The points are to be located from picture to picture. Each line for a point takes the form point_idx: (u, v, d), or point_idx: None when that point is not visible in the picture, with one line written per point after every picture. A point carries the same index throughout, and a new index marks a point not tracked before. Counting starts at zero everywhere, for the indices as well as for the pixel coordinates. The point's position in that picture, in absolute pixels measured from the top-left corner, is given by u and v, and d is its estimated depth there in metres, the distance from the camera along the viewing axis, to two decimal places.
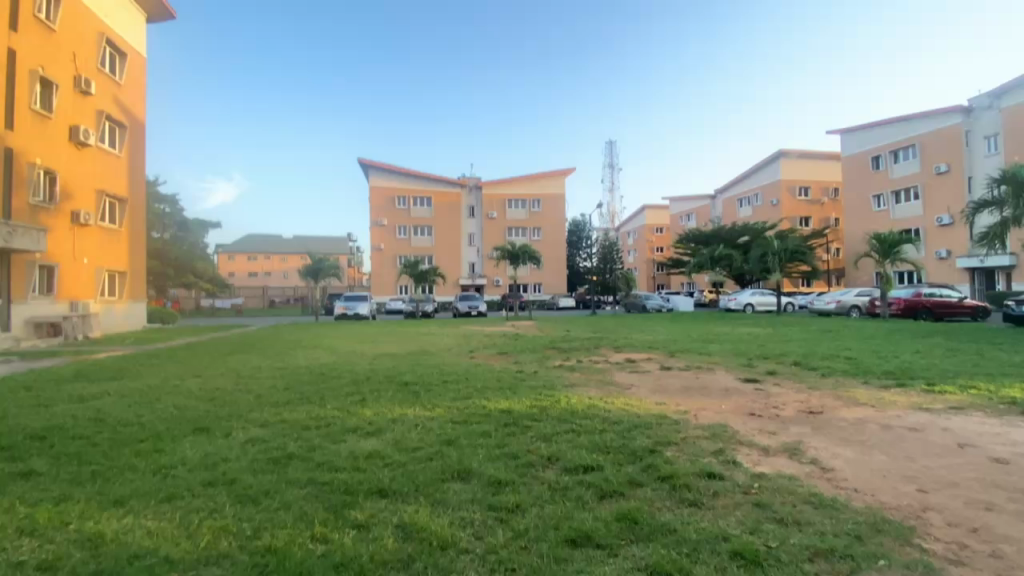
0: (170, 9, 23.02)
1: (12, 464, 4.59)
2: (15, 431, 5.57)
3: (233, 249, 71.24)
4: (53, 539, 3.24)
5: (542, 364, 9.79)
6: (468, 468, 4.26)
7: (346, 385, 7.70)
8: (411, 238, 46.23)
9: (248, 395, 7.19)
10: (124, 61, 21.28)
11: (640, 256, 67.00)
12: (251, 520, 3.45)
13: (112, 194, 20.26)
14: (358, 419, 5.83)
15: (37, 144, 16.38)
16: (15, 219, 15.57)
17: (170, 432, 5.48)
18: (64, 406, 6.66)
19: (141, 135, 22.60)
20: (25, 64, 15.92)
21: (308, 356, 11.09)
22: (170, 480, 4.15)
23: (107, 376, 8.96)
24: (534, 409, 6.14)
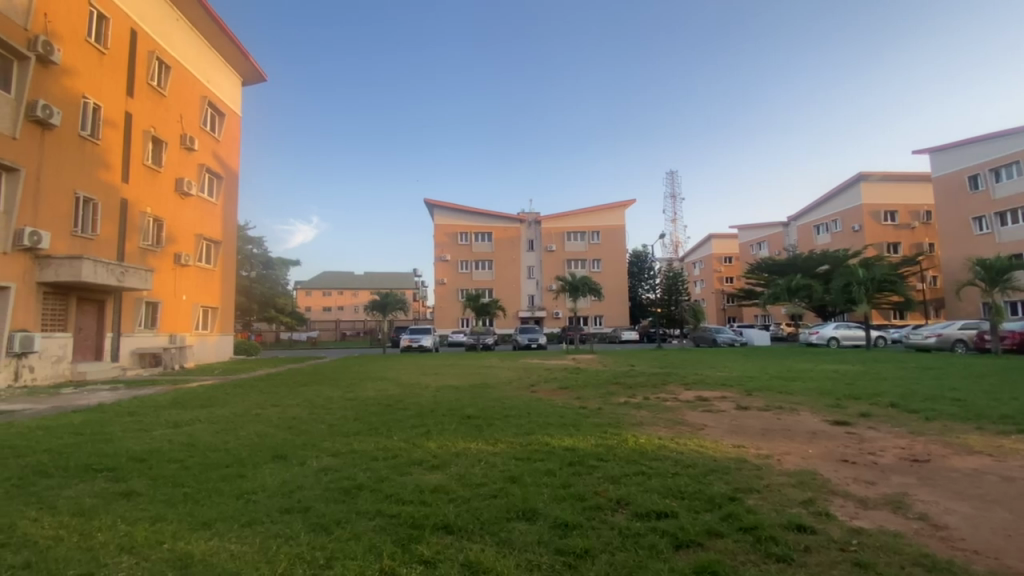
0: (261, 71, 25.80)
1: (116, 484, 5.03)
2: (120, 453, 6.12)
3: (311, 285, 76.55)
4: (148, 556, 3.48)
5: (607, 400, 9.45)
6: (533, 507, 4.16)
7: (410, 418, 7.81)
8: (472, 272, 47.37)
9: (321, 424, 7.51)
10: (222, 120, 24.00)
11: (707, 287, 64.38)
12: (325, 549, 3.54)
13: (209, 237, 22.59)
14: (423, 451, 5.90)
15: (147, 195, 18.58)
16: (127, 260, 17.57)
17: (252, 458, 5.82)
18: (162, 431, 7.26)
19: (234, 184, 25.11)
20: (141, 125, 18.30)
21: (376, 388, 11.43)
22: (251, 505, 4.37)
23: (198, 404, 9.70)
24: (599, 447, 5.94)
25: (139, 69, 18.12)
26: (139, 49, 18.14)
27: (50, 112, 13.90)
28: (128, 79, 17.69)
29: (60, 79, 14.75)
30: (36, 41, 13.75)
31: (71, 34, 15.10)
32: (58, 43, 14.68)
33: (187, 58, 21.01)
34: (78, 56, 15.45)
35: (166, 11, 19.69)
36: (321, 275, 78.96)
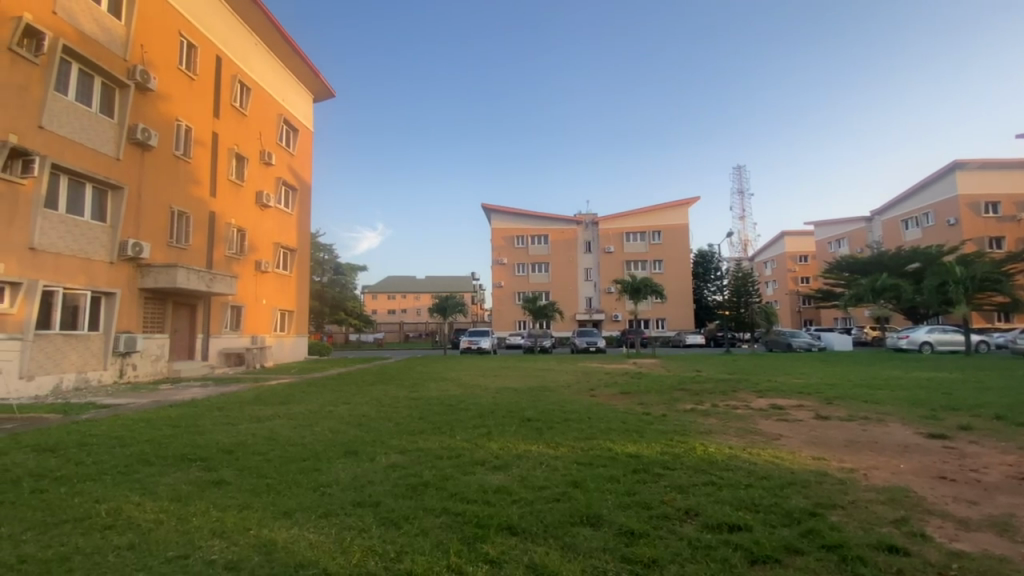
0: (330, 87, 27.32)
1: (209, 473, 5.50)
2: (211, 445, 6.69)
3: (376, 288, 80.00)
4: (237, 541, 3.77)
5: (672, 407, 9.15)
6: (597, 513, 4.11)
7: (471, 418, 7.96)
8: (529, 274, 47.54)
9: (388, 422, 7.81)
10: (296, 135, 25.67)
11: (780, 288, 60.64)
12: (394, 543, 3.68)
13: (286, 245, 24.21)
14: (485, 452, 5.98)
15: (231, 208, 20.19)
16: (215, 268, 19.19)
17: (326, 453, 6.15)
18: (246, 426, 7.86)
19: (307, 195, 26.78)
20: (226, 143, 19.93)
21: (438, 388, 11.71)
22: (327, 498, 4.62)
23: (277, 400, 10.39)
24: (665, 455, 5.76)
25: (223, 92, 19.73)
26: (223, 74, 19.77)
27: (148, 135, 15.39)
28: (214, 101, 19.31)
29: (156, 105, 16.33)
30: (134, 70, 15.10)
31: (165, 64, 16.67)
32: (154, 72, 16.22)
33: (265, 80, 22.68)
34: (171, 83, 17.04)
35: (246, 37, 21.32)
36: (386, 280, 82.45)
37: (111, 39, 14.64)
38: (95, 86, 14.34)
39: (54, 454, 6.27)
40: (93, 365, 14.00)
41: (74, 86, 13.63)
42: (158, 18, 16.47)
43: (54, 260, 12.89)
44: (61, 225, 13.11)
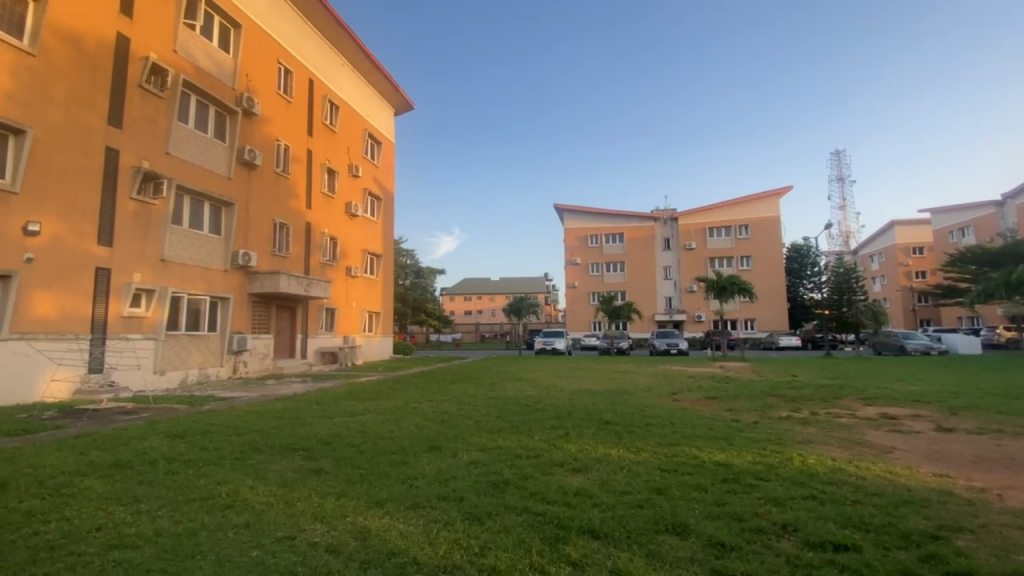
0: (409, 100, 28.74)
1: (310, 461, 6.01)
2: (311, 436, 7.29)
3: (453, 291, 82.63)
4: (336, 527, 4.08)
5: (764, 414, 8.55)
6: (683, 522, 3.95)
7: (550, 419, 7.98)
8: (604, 274, 46.70)
9: (468, 420, 8.04)
10: (380, 148, 27.24)
11: (890, 285, 54.44)
12: (478, 538, 3.79)
13: (372, 251, 25.77)
14: (564, 453, 5.97)
15: (324, 218, 21.86)
16: (311, 273, 20.88)
17: (412, 447, 6.46)
18: (341, 419, 8.47)
19: (391, 204, 28.31)
20: (318, 159, 21.61)
21: (515, 388, 11.84)
22: (414, 490, 4.86)
23: (366, 396, 11.07)
24: (758, 465, 5.41)
25: (315, 112, 21.44)
26: (316, 95, 21.51)
27: (253, 155, 17.09)
28: (308, 121, 21.03)
29: (259, 128, 18.09)
30: (241, 97, 16.81)
31: (266, 90, 18.44)
32: (257, 98, 17.97)
33: (352, 98, 24.35)
34: (272, 107, 18.80)
35: (334, 60, 23.02)
36: (462, 282, 84.93)
37: (221, 71, 16.45)
38: (209, 114, 16.14)
39: (183, 440, 7.15)
40: (212, 362, 15.80)
41: (192, 115, 15.43)
42: (260, 49, 18.24)
43: (180, 270, 14.67)
44: (185, 239, 14.89)
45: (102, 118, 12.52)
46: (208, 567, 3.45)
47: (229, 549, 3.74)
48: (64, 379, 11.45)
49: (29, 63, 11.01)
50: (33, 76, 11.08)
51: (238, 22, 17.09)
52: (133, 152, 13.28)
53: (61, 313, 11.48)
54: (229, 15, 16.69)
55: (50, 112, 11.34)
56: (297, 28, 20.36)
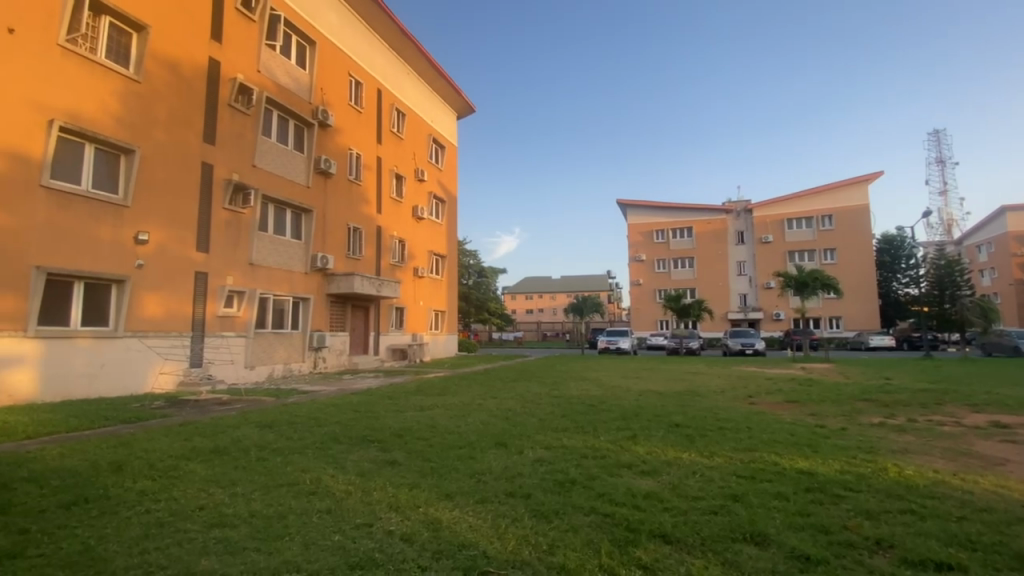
0: (471, 104, 29.37)
1: (384, 453, 6.31)
2: (385, 429, 7.64)
3: (515, 289, 83.30)
4: (409, 517, 4.26)
5: (852, 420, 7.88)
6: (763, 531, 3.75)
7: (616, 420, 7.84)
8: (671, 271, 45.13)
9: (533, 418, 8.09)
10: (444, 152, 28.02)
11: (1004, 278, 48.36)
12: (546, 535, 3.81)
13: (437, 252, 26.56)
14: (631, 455, 5.86)
15: (393, 221, 22.82)
16: (382, 274, 21.88)
17: (479, 443, 6.60)
18: (412, 414, 8.81)
19: (454, 206, 29.00)
20: (387, 165, 22.59)
21: (580, 387, 11.74)
22: (482, 485, 4.97)
23: (435, 392, 11.45)
24: (846, 475, 5.01)
25: (384, 120, 22.43)
26: (384, 104, 22.50)
27: (328, 164, 18.16)
28: (377, 129, 22.04)
29: (333, 138, 19.20)
30: (316, 110, 17.90)
31: (339, 102, 19.54)
32: (331, 110, 19.10)
33: (417, 104, 25.22)
34: (344, 117, 19.90)
35: (401, 68, 23.97)
36: (524, 281, 85.43)
37: (298, 86, 17.62)
38: (289, 127, 17.36)
39: (271, 429, 7.76)
40: (295, 357, 17.00)
41: (275, 129, 16.67)
42: (333, 63, 19.36)
43: (266, 273, 15.90)
44: (270, 244, 16.12)
45: (198, 136, 13.80)
46: (296, 549, 3.72)
47: (314, 533, 4.01)
48: (170, 372, 12.76)
49: (138, 90, 12.33)
50: (140, 100, 12.38)
51: (314, 39, 18.25)
52: (223, 166, 14.53)
53: (167, 313, 12.80)
54: (305, 34, 17.86)
55: (155, 132, 12.63)
56: (366, 41, 21.39)
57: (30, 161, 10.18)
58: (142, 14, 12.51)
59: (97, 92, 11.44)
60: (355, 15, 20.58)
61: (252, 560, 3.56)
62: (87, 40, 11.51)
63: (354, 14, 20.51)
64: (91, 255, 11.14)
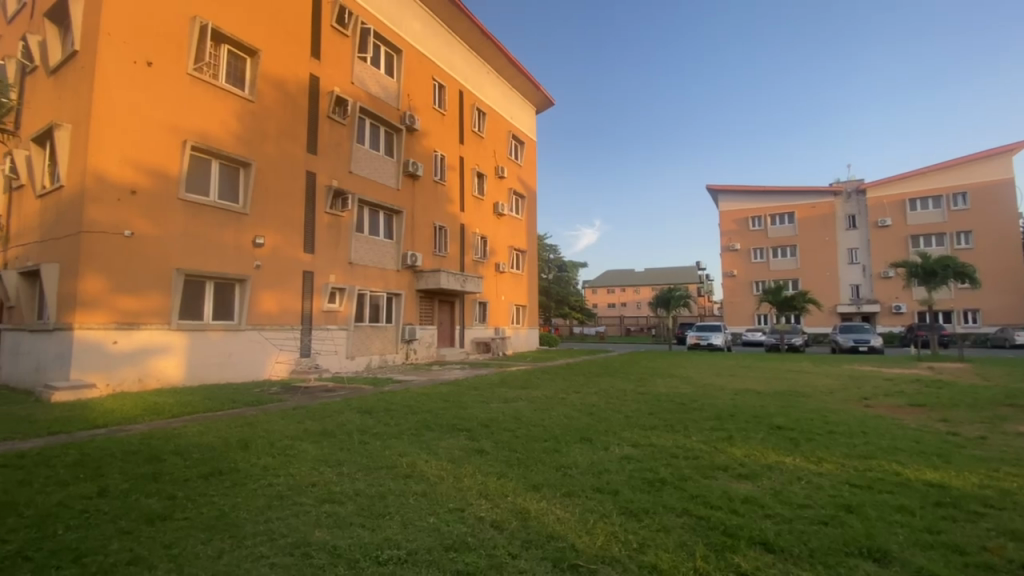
0: (550, 97, 29.29)
1: (472, 442, 6.54)
2: (473, 418, 7.94)
3: (597, 283, 82.07)
4: (499, 505, 4.39)
5: (995, 428, 6.84)
6: (883, 546, 3.39)
7: (709, 419, 7.45)
8: (769, 261, 41.85)
9: (619, 414, 7.94)
10: (523, 147, 28.24)
11: None
12: (637, 533, 3.74)
13: (518, 247, 26.91)
14: (727, 457, 5.55)
15: (475, 219, 23.47)
16: (466, 270, 22.61)
17: (564, 436, 6.61)
18: (497, 405, 9.05)
19: (534, 201, 29.16)
20: (469, 164, 23.23)
21: (668, 384, 11.33)
22: (569, 479, 4.99)
23: (518, 385, 11.63)
24: (987, 491, 4.35)
25: (465, 120, 23.06)
26: (465, 105, 23.14)
27: (415, 166, 19.06)
28: (460, 130, 22.72)
29: (419, 141, 20.12)
30: (404, 115, 18.83)
31: (424, 106, 20.41)
32: (417, 114, 20.01)
33: (496, 103, 25.62)
34: (429, 121, 20.75)
35: (480, 68, 24.46)
36: (606, 274, 83.90)
37: (387, 94, 18.63)
38: (380, 134, 18.45)
39: (370, 415, 8.37)
40: (389, 349, 18.14)
41: (367, 136, 17.81)
42: (418, 69, 20.24)
43: (363, 271, 17.10)
44: (366, 244, 17.31)
45: (302, 147, 15.11)
46: (395, 527, 4.00)
47: (411, 514, 4.27)
48: (283, 361, 14.19)
49: (251, 108, 13.75)
50: (255, 118, 13.83)
51: (400, 48, 19.18)
52: (324, 173, 15.80)
53: (281, 307, 14.25)
54: (393, 43, 18.83)
55: (267, 146, 14.07)
56: (447, 44, 22.07)
57: (169, 177, 11.80)
58: (254, 40, 13.92)
59: (219, 114, 12.96)
60: (437, 20, 21.31)
61: (358, 535, 3.88)
62: (210, 68, 13.06)
63: (436, 20, 21.25)
64: (219, 258, 12.69)
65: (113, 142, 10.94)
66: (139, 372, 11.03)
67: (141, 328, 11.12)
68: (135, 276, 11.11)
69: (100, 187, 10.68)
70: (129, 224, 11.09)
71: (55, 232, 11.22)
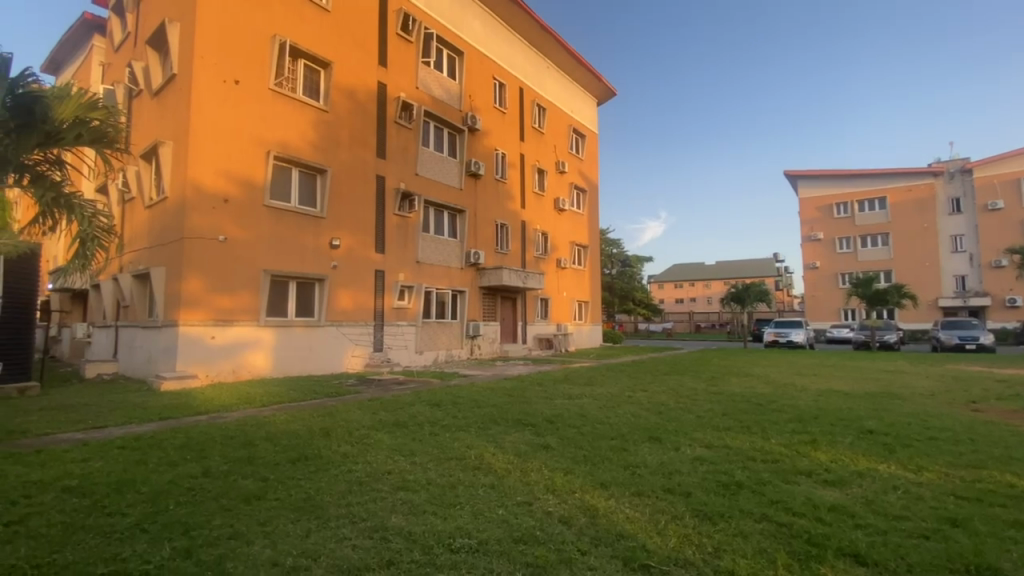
0: (612, 87, 28.66)
1: (537, 437, 6.59)
2: (538, 414, 7.98)
3: (664, 278, 79.51)
4: (567, 501, 4.40)
5: None
6: (996, 566, 3.05)
7: (790, 422, 7.00)
8: (857, 251, 38.41)
9: (690, 414, 7.68)
10: (584, 141, 27.88)
11: None
12: (712, 537, 3.62)
13: (579, 243, 26.68)
14: (810, 461, 5.21)
15: (537, 215, 23.53)
16: (528, 266, 22.73)
17: (632, 435, 6.49)
18: (562, 401, 9.04)
19: (596, 195, 28.74)
20: (530, 161, 23.29)
21: (742, 384, 10.79)
22: (638, 478, 4.90)
23: (583, 382, 11.53)
24: None
25: (526, 117, 23.13)
26: (526, 101, 23.21)
27: (478, 166, 19.40)
28: (520, 127, 22.83)
29: (481, 141, 20.45)
30: (466, 116, 19.22)
31: (485, 105, 20.71)
32: (479, 114, 20.36)
33: (557, 97, 25.45)
34: (490, 120, 21.03)
35: (541, 64, 24.40)
36: (673, 268, 81.05)
37: (450, 96, 19.08)
38: (444, 135, 18.94)
39: (439, 408, 8.66)
40: (455, 344, 18.65)
41: (432, 139, 18.35)
42: (479, 69, 20.55)
43: (429, 269, 17.68)
44: (432, 243, 17.89)
45: (372, 151, 15.85)
46: (466, 517, 4.13)
47: (481, 505, 4.39)
48: (359, 354, 15.01)
49: (325, 118, 14.60)
50: (329, 127, 14.67)
51: (461, 49, 19.57)
52: (393, 176, 16.48)
53: (355, 305, 15.05)
54: (454, 46, 19.25)
55: (340, 153, 14.89)
56: (507, 42, 22.21)
57: (256, 186, 12.83)
58: (327, 52, 14.74)
59: (297, 125, 13.88)
60: (497, 19, 21.50)
61: (431, 522, 4.06)
62: (289, 83, 14.03)
63: (496, 18, 21.43)
64: (300, 259, 13.62)
65: (208, 156, 12.07)
66: (233, 364, 12.13)
67: (234, 325, 12.20)
68: (229, 277, 12.21)
69: (198, 197, 11.84)
70: (223, 229, 12.18)
71: (162, 239, 12.55)
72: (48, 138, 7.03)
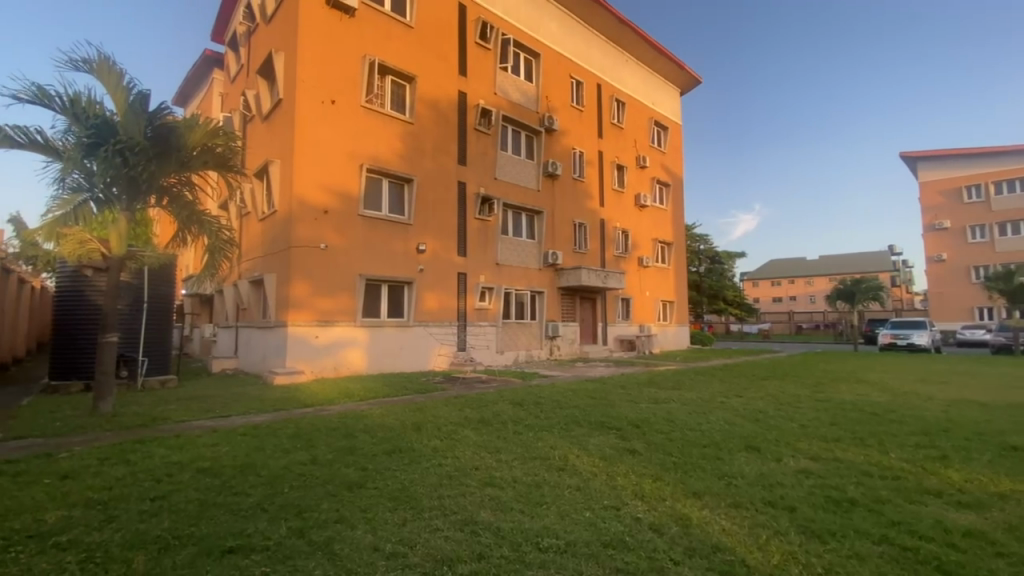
0: (696, 75, 27.28)
1: (623, 441, 6.46)
2: (623, 417, 7.80)
3: (758, 276, 74.17)
4: (656, 508, 4.27)
5: None
6: None
7: (913, 435, 6.22)
8: (994, 240, 33.38)
9: (792, 423, 7.09)
10: (667, 133, 26.82)
11: None
12: (821, 557, 3.33)
13: (662, 240, 25.70)
14: (940, 480, 4.61)
15: (616, 213, 23.04)
16: (608, 266, 22.32)
17: (726, 443, 6.14)
18: (648, 405, 8.76)
19: (680, 188, 27.50)
20: (609, 158, 22.85)
21: (852, 391, 9.78)
22: (734, 489, 4.63)
23: (670, 385, 11.09)
24: None
25: (604, 114, 22.73)
26: (604, 97, 22.81)
27: (555, 166, 19.42)
28: (598, 124, 22.49)
29: (558, 141, 20.43)
30: (543, 118, 19.34)
31: (562, 105, 20.67)
32: (556, 115, 20.35)
33: (636, 91, 24.73)
34: (568, 119, 20.95)
35: (619, 58, 23.84)
36: (768, 265, 75.29)
37: (527, 98, 19.28)
38: (521, 138, 19.18)
39: (522, 408, 8.77)
40: (535, 344, 18.79)
41: (510, 142, 18.67)
42: (556, 69, 20.54)
43: (509, 270, 18.00)
44: (511, 245, 18.19)
45: (453, 158, 16.46)
46: (553, 517, 4.16)
47: (567, 506, 4.40)
48: (445, 353, 15.65)
49: (411, 129, 15.39)
50: (414, 138, 15.45)
51: (538, 52, 19.69)
52: (473, 181, 16.99)
53: (440, 306, 15.69)
54: (530, 48, 19.43)
55: (425, 162, 15.62)
56: (583, 39, 21.98)
57: (350, 197, 13.85)
58: (412, 67, 15.54)
59: (386, 137, 14.77)
60: (573, 17, 21.37)
61: (519, 520, 4.14)
62: (378, 99, 14.98)
63: (572, 17, 21.30)
64: (390, 264, 14.48)
65: (310, 171, 13.23)
66: (334, 362, 13.20)
67: (334, 325, 13.26)
68: (329, 282, 13.29)
69: (302, 209, 13.01)
70: (324, 238, 13.29)
71: (273, 248, 13.97)
72: (181, 164, 8.14)
